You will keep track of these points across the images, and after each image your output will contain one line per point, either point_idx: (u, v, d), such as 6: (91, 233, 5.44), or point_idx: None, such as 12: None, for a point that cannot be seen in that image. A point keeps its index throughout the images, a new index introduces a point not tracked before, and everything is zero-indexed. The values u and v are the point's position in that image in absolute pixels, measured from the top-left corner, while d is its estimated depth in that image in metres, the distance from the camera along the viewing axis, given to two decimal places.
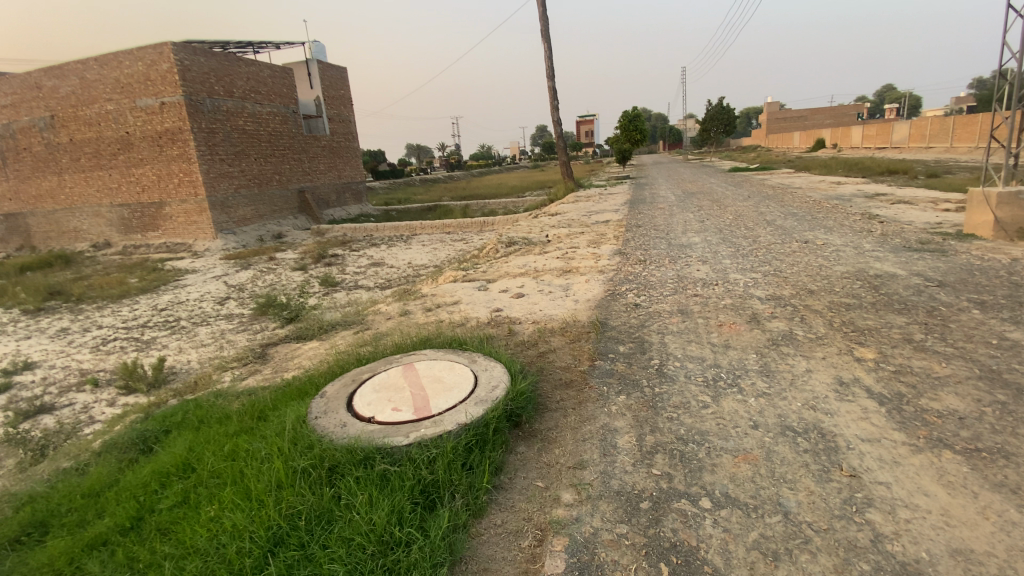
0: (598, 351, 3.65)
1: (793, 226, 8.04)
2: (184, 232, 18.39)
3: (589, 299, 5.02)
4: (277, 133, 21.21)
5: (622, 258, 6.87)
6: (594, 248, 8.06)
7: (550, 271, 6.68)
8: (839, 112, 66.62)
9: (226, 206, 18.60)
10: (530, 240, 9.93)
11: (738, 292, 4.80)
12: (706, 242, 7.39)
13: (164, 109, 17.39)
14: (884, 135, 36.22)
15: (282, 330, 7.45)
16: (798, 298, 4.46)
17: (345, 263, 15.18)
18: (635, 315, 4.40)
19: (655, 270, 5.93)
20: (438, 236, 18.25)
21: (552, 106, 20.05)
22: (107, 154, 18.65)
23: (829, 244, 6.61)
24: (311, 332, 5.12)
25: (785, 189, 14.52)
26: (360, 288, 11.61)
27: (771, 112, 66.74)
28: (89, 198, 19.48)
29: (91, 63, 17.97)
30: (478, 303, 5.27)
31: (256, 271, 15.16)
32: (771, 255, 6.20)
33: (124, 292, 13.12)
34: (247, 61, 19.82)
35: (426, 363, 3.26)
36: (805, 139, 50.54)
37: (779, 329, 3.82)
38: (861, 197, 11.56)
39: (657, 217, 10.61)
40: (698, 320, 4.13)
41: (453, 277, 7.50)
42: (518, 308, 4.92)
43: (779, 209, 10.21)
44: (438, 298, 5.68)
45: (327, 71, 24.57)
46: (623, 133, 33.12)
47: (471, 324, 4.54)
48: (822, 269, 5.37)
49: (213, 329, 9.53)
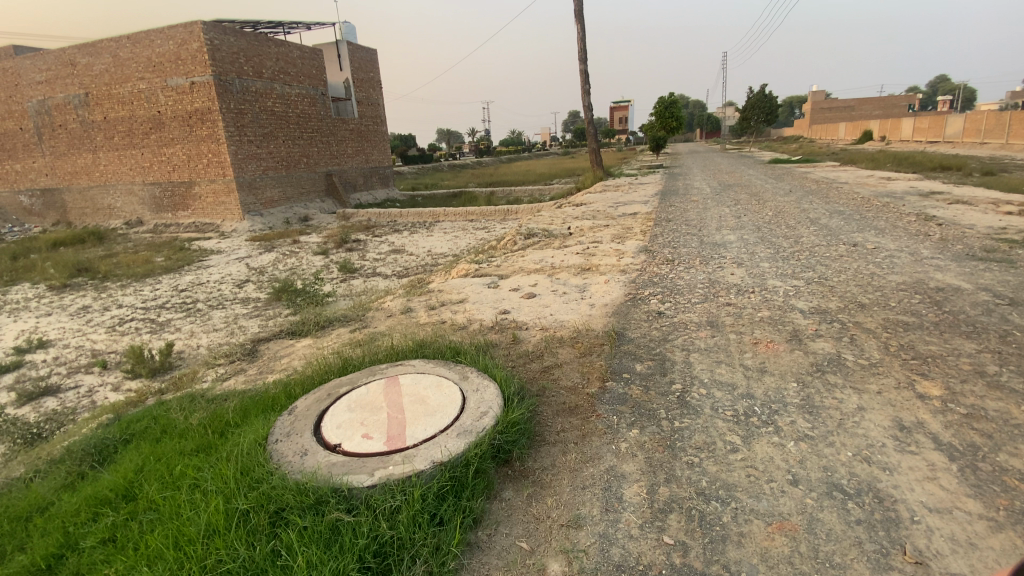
0: (612, 370, 3.20)
1: (839, 226, 7.34)
2: (212, 212, 18.54)
3: (607, 303, 4.54)
4: (305, 115, 21.10)
5: (647, 257, 6.34)
6: (618, 243, 7.53)
7: (568, 268, 6.21)
8: (889, 102, 63.20)
9: (253, 187, 18.62)
10: (551, 232, 9.44)
11: (775, 303, 4.26)
12: (740, 241, 6.78)
13: (194, 89, 17.42)
14: (935, 128, 34.08)
15: (290, 318, 7.20)
16: (846, 314, 3.91)
17: (366, 248, 14.99)
18: (657, 326, 3.92)
19: (682, 272, 5.40)
20: (461, 223, 17.89)
21: (583, 92, 19.30)
22: (140, 133, 18.87)
23: (880, 248, 5.94)
24: (308, 326, 4.80)
25: (829, 184, 13.58)
26: (378, 276, 11.37)
27: (815, 102, 63.71)
28: (122, 175, 19.84)
29: (126, 42, 18.12)
30: (485, 303, 4.86)
31: (277, 254, 15.14)
32: (814, 260, 5.58)
33: (149, 271, 13.25)
34: (277, 42, 19.68)
35: (412, 377, 2.86)
36: (850, 131, 48.07)
37: (824, 353, 3.29)
38: (914, 195, 10.64)
39: (688, 211, 9.96)
40: (729, 336, 3.63)
41: (467, 270, 7.12)
42: (529, 311, 4.49)
43: (822, 206, 9.44)
44: (445, 295, 5.30)
45: (357, 52, 24.30)
46: (657, 121, 31.95)
47: (474, 329, 4.13)
48: (873, 279, 4.75)
49: (227, 313, 9.44)
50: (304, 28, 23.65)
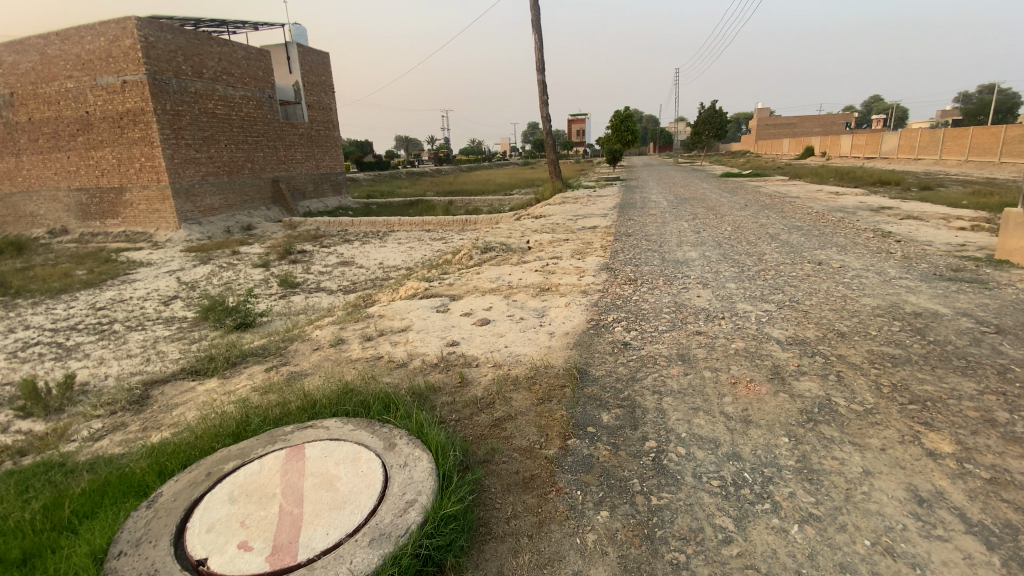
0: (574, 422, 2.66)
1: (801, 243, 7.19)
2: (145, 221, 17.06)
3: (567, 332, 4.03)
4: (251, 119, 19.88)
5: (609, 275, 5.91)
6: (578, 260, 7.10)
7: (525, 288, 5.69)
8: (829, 120, 66.73)
9: (191, 193, 17.28)
10: (508, 246, 8.92)
11: (749, 331, 3.86)
12: (704, 259, 6.47)
13: (126, 88, 16.01)
14: (873, 144, 35.88)
15: (216, 345, 6.34)
16: (827, 345, 3.56)
17: (312, 260, 14.06)
18: (624, 361, 3.43)
19: (647, 294, 4.97)
20: (417, 234, 17.17)
21: (541, 102, 19.05)
22: (67, 136, 17.22)
23: (846, 267, 5.74)
24: (216, 365, 4.04)
25: (782, 198, 13.75)
26: (323, 292, 10.56)
27: (762, 118, 66.50)
28: (45, 180, 18.03)
29: (52, 38, 16.56)
30: (431, 333, 4.25)
31: (215, 266, 13.97)
32: (782, 280, 5.29)
33: (65, 287, 11.84)
34: (220, 41, 18.48)
35: (322, 448, 2.27)
36: (794, 147, 50.29)
37: (812, 396, 2.88)
38: (865, 210, 10.79)
39: (648, 225, 9.70)
40: (706, 373, 3.19)
41: (415, 288, 6.50)
42: (479, 342, 3.91)
43: (781, 220, 9.38)
44: (384, 322, 4.63)
45: (308, 56, 23.27)
46: (614, 133, 32.19)
47: (413, 367, 3.51)
48: (848, 302, 4.46)
49: (147, 337, 8.37)
50: (250, 28, 22.44)
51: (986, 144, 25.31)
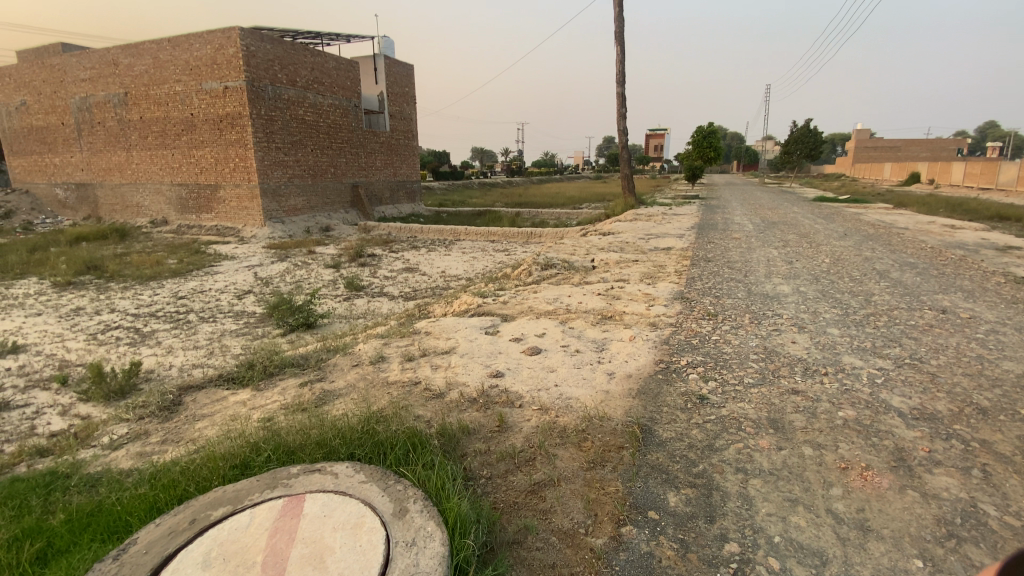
0: (632, 503, 2.14)
1: (916, 283, 6.14)
2: (235, 217, 18.23)
3: (630, 374, 3.48)
4: (336, 125, 20.80)
5: (682, 307, 5.26)
6: (647, 285, 6.48)
7: (585, 314, 5.17)
8: (939, 144, 60.51)
9: (278, 193, 18.26)
10: (572, 265, 8.42)
11: (859, 396, 3.14)
12: (797, 295, 5.64)
13: (227, 93, 17.24)
14: (991, 173, 31.77)
15: (272, 347, 6.32)
16: (965, 425, 2.77)
17: (379, 264, 14.28)
18: (697, 421, 2.84)
19: (729, 334, 4.30)
20: (482, 244, 17.07)
21: (618, 115, 18.42)
22: (172, 134, 18.80)
23: (978, 318, 4.75)
24: (252, 374, 3.86)
25: (886, 229, 12.23)
26: (384, 297, 10.59)
27: (861, 140, 61.40)
28: (152, 175, 19.77)
29: (166, 44, 18.19)
30: (476, 358, 3.85)
31: (289, 264, 14.53)
32: (896, 329, 4.42)
33: (156, 274, 12.73)
34: (314, 52, 19.51)
35: (322, 503, 1.91)
36: (896, 172, 45.90)
37: (953, 499, 2.17)
38: (993, 249, 9.29)
39: (729, 250, 8.83)
40: (805, 451, 2.54)
41: (470, 303, 6.17)
42: (528, 377, 3.45)
43: (888, 255, 8.19)
44: (429, 342, 4.29)
45: (393, 67, 24.13)
46: (693, 150, 30.77)
47: (450, 400, 3.11)
48: (987, 366, 3.58)
49: (215, 329, 8.65)
50: (343, 40, 23.62)
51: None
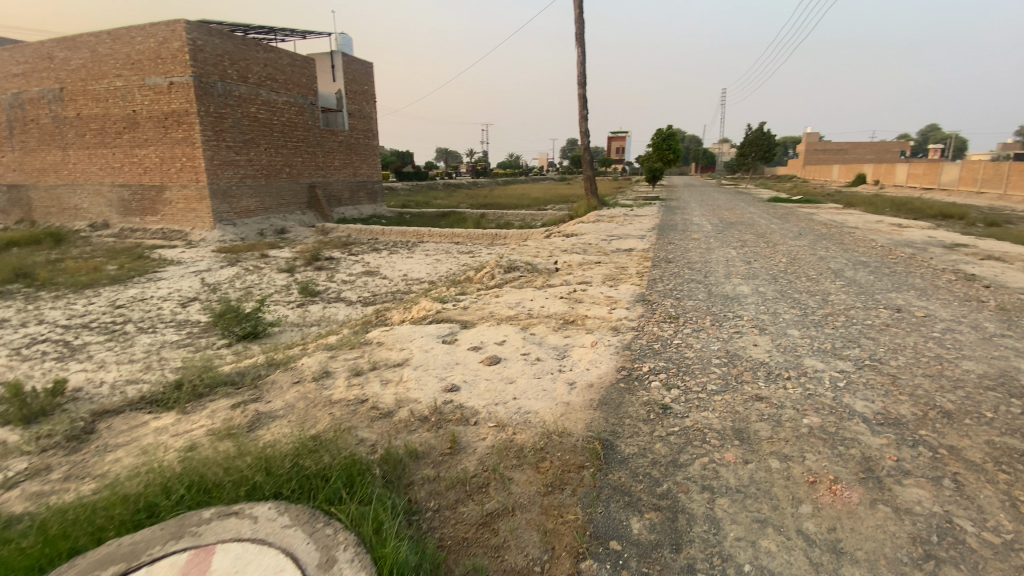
0: (592, 533, 1.96)
1: (869, 282, 6.26)
2: (182, 219, 17.26)
3: (591, 384, 3.30)
4: (292, 124, 20.02)
5: (644, 310, 5.16)
6: (609, 287, 6.38)
7: (547, 319, 4.99)
8: (882, 147, 63.87)
9: (229, 195, 17.40)
10: (535, 267, 8.26)
11: (824, 401, 3.06)
12: (757, 296, 5.64)
13: (172, 89, 16.31)
14: (930, 175, 33.61)
15: (215, 363, 5.88)
16: (929, 430, 2.73)
17: (337, 268, 13.77)
18: (660, 434, 2.69)
19: (691, 338, 4.20)
20: (445, 246, 16.77)
21: (581, 117, 18.46)
22: (113, 133, 17.67)
23: (930, 317, 4.84)
24: (178, 395, 3.49)
25: (837, 228, 12.64)
26: (340, 303, 10.17)
27: (811, 143, 64.08)
28: (91, 175, 18.52)
29: (105, 37, 17.07)
30: (429, 370, 3.60)
31: (240, 268, 13.83)
32: (854, 329, 4.43)
33: (93, 281, 11.84)
34: (267, 47, 18.72)
35: (233, 556, 1.64)
36: (843, 174, 48.08)
37: (925, 514, 2.08)
38: (936, 247, 9.68)
39: (690, 251, 8.87)
40: (772, 464, 2.42)
41: (428, 309, 5.91)
42: (484, 390, 3.22)
43: (841, 254, 8.40)
44: (379, 353, 4.00)
45: (352, 65, 23.47)
46: (654, 152, 31.26)
47: (397, 419, 2.85)
48: (945, 366, 3.60)
49: (154, 340, 8.04)
50: (298, 36, 22.82)
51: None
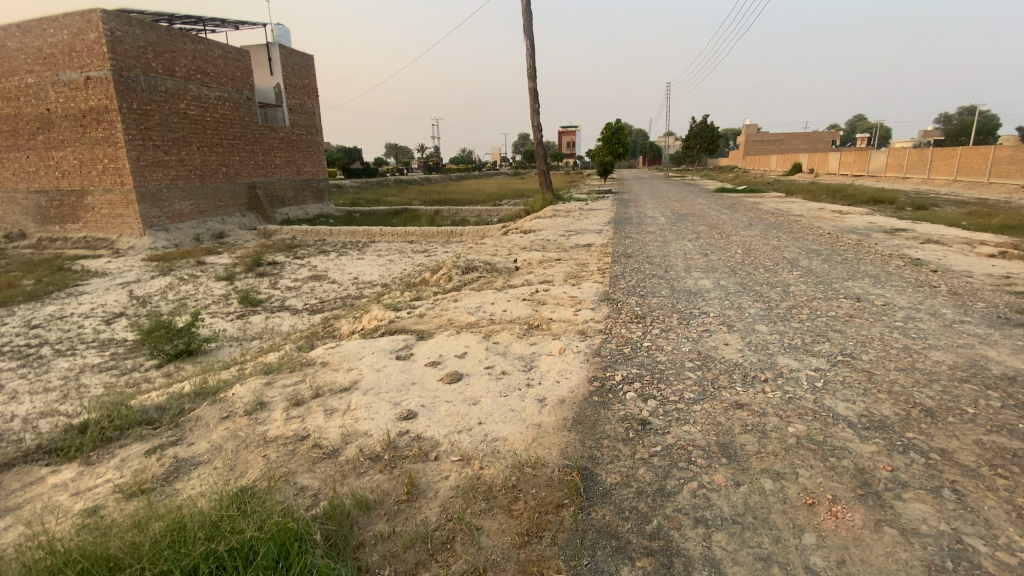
0: None
1: (825, 271, 6.32)
2: (107, 226, 15.81)
3: (563, 400, 3.02)
4: (227, 121, 18.73)
5: (610, 310, 4.93)
6: (572, 286, 6.14)
7: (509, 325, 4.67)
8: (815, 137, 67.28)
9: (159, 198, 16.08)
10: (494, 267, 7.92)
11: (806, 404, 2.91)
12: (720, 290, 5.54)
13: (89, 84, 14.83)
14: (861, 162, 35.57)
15: (141, 391, 5.23)
16: (917, 432, 2.62)
17: (283, 273, 12.95)
18: (642, 457, 2.43)
19: (661, 339, 3.99)
20: (398, 245, 16.15)
21: (533, 110, 18.21)
22: (26, 134, 15.95)
23: (890, 305, 4.87)
24: (82, 440, 2.94)
25: (785, 217, 12.98)
26: (286, 311, 9.49)
27: (751, 134, 66.68)
28: (2, 181, 16.70)
29: (12, 30, 15.31)
30: (381, 394, 3.21)
31: (174, 278, 12.77)
32: (821, 322, 4.36)
33: (1, 299, 10.57)
34: (195, 38, 17.37)
35: None
36: (782, 163, 50.30)
37: (934, 535, 1.92)
38: (879, 233, 10.03)
39: (648, 244, 8.78)
40: (765, 486, 2.21)
41: (380, 318, 5.48)
42: (445, 416, 2.87)
43: (793, 243, 8.53)
44: (324, 376, 3.56)
45: (290, 57, 22.24)
46: (605, 145, 31.49)
47: (345, 460, 2.47)
48: (915, 358, 3.55)
49: (74, 364, 7.18)
50: (230, 27, 21.38)
51: (974, 164, 24.88)
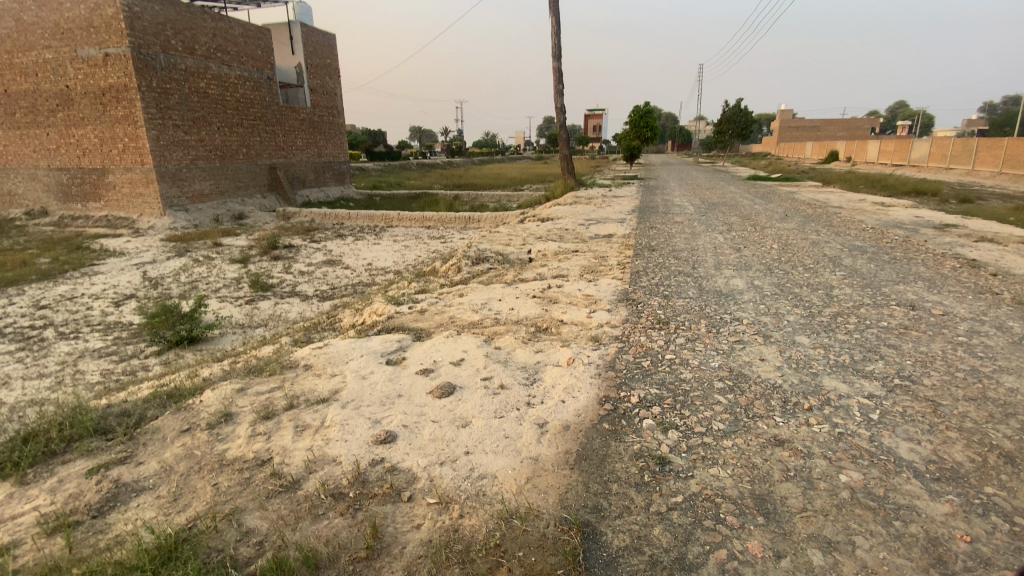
0: None
1: (871, 272, 5.69)
2: (128, 205, 15.86)
3: (567, 426, 2.58)
4: (247, 100, 18.52)
5: (628, 312, 4.43)
6: (589, 282, 5.67)
7: (515, 327, 4.24)
8: (853, 124, 64.36)
9: (179, 177, 16.03)
10: (507, 258, 7.48)
11: (860, 443, 2.41)
12: (753, 292, 4.99)
13: (108, 62, 14.73)
14: (901, 151, 33.67)
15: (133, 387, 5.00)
16: (998, 487, 2.08)
17: (296, 257, 12.75)
18: (658, 510, 1.99)
19: (686, 351, 3.52)
20: (415, 230, 15.84)
21: (556, 92, 17.53)
22: (46, 110, 16.00)
23: (949, 315, 4.27)
24: (22, 453, 2.66)
25: (822, 208, 12.17)
26: (295, 297, 9.25)
27: (785, 121, 64.14)
28: (25, 158, 16.85)
29: (29, 3, 15.24)
30: (362, 409, 2.82)
31: (189, 259, 12.69)
32: (870, 334, 3.80)
33: (18, 277, 10.60)
34: (215, 16, 17.12)
35: None
36: (817, 151, 48.20)
37: None
38: (926, 228, 9.23)
39: (674, 236, 8.19)
40: (812, 561, 1.74)
41: (381, 313, 5.11)
42: (427, 441, 2.46)
43: (833, 238, 7.85)
44: (304, 382, 3.20)
45: (312, 36, 21.88)
46: (631, 130, 30.43)
47: (304, 497, 2.10)
48: (987, 384, 2.98)
49: (74, 348, 7.04)
50: (252, 5, 21.09)
51: (1022, 155, 23.22)
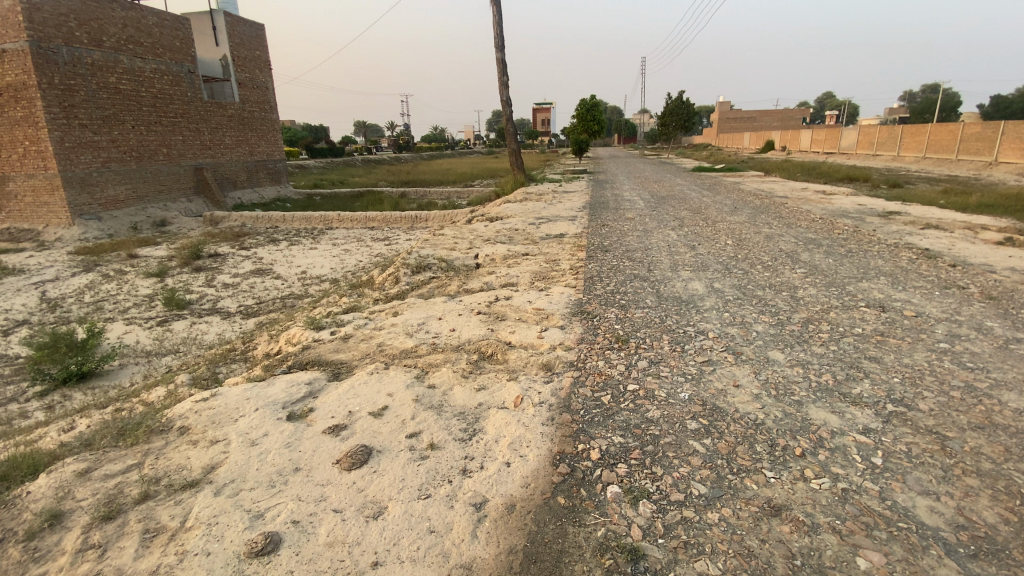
0: None
1: (831, 268, 5.44)
2: (30, 216, 13.97)
3: (512, 507, 1.99)
4: (167, 96, 16.79)
5: (584, 330, 3.89)
6: (540, 292, 5.12)
7: (453, 354, 3.62)
8: (787, 115, 67.27)
9: (89, 183, 14.26)
10: (450, 265, 6.83)
11: (873, 506, 1.96)
12: (715, 297, 4.57)
13: (4, 59, 12.89)
14: (831, 139, 35.10)
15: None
16: None
17: (223, 267, 11.56)
18: None
19: (650, 380, 3.00)
20: (359, 233, 14.86)
21: (501, 84, 16.91)
22: None
23: (921, 316, 4.00)
24: None
25: (769, 198, 12.21)
26: (216, 315, 8.22)
27: (725, 112, 66.19)
28: None
29: None
30: (242, 497, 2.12)
31: (98, 274, 11.24)
32: (848, 346, 3.43)
33: None
34: (124, 3, 15.33)
35: None
36: (755, 141, 49.89)
37: None
38: (872, 216, 9.29)
39: (627, 234, 7.80)
40: None
41: (299, 340, 4.36)
42: (323, 549, 1.82)
43: (786, 231, 7.65)
44: (174, 455, 2.46)
45: (237, 26, 20.20)
46: (579, 123, 30.21)
47: None
48: (989, 407, 2.63)
49: None
50: None
51: (942, 140, 24.63)
